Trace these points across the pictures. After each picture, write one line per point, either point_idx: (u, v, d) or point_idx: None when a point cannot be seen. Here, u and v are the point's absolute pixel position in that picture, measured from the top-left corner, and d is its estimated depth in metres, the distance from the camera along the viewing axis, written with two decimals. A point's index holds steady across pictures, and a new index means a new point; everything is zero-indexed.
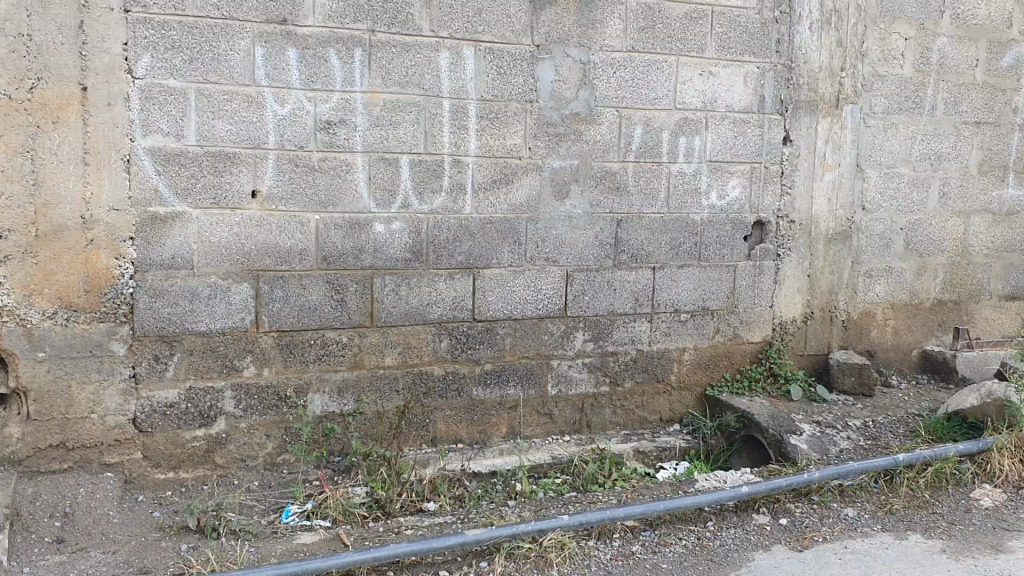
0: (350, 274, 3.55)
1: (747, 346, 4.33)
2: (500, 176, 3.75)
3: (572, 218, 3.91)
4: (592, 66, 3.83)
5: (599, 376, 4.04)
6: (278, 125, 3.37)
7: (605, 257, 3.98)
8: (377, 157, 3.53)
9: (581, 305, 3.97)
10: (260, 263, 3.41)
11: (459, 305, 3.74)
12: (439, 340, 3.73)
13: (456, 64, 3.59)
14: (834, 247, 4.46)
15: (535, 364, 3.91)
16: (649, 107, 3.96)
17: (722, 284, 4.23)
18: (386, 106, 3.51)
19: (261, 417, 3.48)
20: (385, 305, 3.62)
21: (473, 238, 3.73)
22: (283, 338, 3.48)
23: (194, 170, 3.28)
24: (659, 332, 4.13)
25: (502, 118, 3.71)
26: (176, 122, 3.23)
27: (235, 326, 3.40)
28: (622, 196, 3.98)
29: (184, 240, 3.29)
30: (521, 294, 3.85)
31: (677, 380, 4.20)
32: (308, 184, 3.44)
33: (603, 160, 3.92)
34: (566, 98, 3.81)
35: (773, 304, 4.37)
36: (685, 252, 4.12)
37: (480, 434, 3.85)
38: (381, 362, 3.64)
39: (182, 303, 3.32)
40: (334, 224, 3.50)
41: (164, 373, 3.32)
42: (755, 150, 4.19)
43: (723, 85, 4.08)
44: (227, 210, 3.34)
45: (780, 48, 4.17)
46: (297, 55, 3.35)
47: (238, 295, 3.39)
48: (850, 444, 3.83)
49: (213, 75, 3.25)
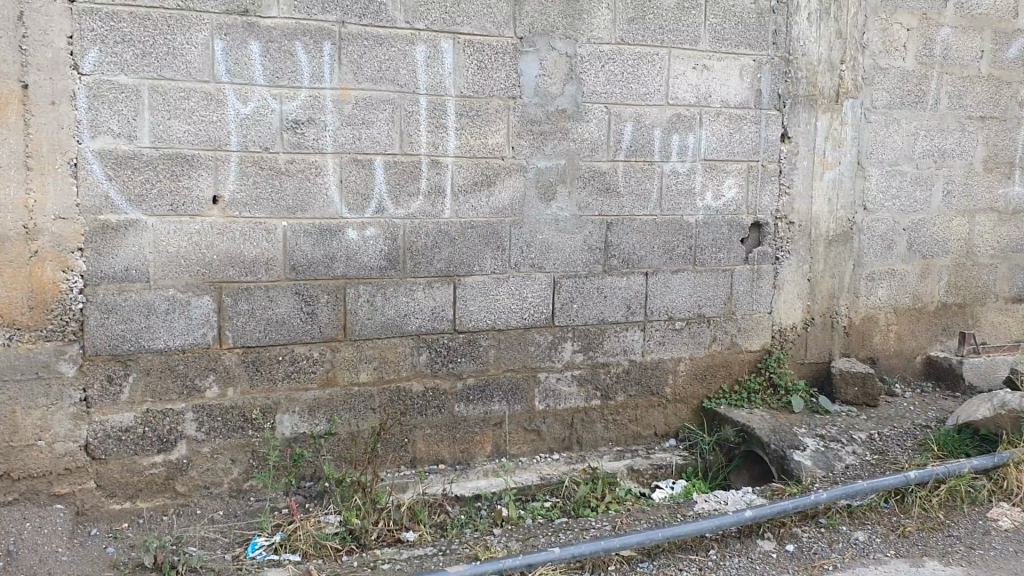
0: (321, 285, 3.30)
1: (744, 355, 4.10)
2: (482, 178, 3.50)
3: (559, 221, 3.66)
4: (579, 60, 3.59)
5: (589, 389, 3.80)
6: (240, 125, 3.11)
7: (594, 263, 3.74)
8: (349, 159, 3.28)
9: (570, 314, 3.72)
10: (223, 273, 3.15)
11: (439, 316, 3.49)
12: (418, 354, 3.48)
13: (433, 58, 3.34)
14: (834, 249, 4.24)
15: (521, 378, 3.66)
16: (640, 103, 3.72)
17: (718, 290, 3.99)
18: (358, 103, 3.26)
19: (226, 440, 3.22)
20: (360, 318, 3.37)
21: (454, 244, 3.49)
22: (249, 355, 3.22)
23: (149, 174, 3.02)
24: (652, 342, 3.90)
25: (483, 116, 3.46)
26: (128, 123, 2.96)
27: (196, 342, 3.14)
28: (612, 197, 3.74)
29: (139, 250, 3.03)
30: (505, 303, 3.60)
31: (672, 392, 3.97)
32: (274, 189, 3.19)
33: (592, 159, 3.68)
34: (552, 93, 3.57)
35: (772, 310, 4.14)
36: (679, 256, 3.89)
37: (463, 453, 3.60)
38: (355, 379, 3.39)
39: (137, 318, 3.05)
40: (303, 231, 3.24)
41: (118, 395, 3.06)
42: (751, 147, 3.96)
43: (718, 80, 3.85)
44: (186, 217, 3.08)
45: (777, 40, 3.94)
46: (260, 49, 3.09)
47: (199, 309, 3.13)
48: (856, 460, 3.61)
49: (168, 70, 2.99)
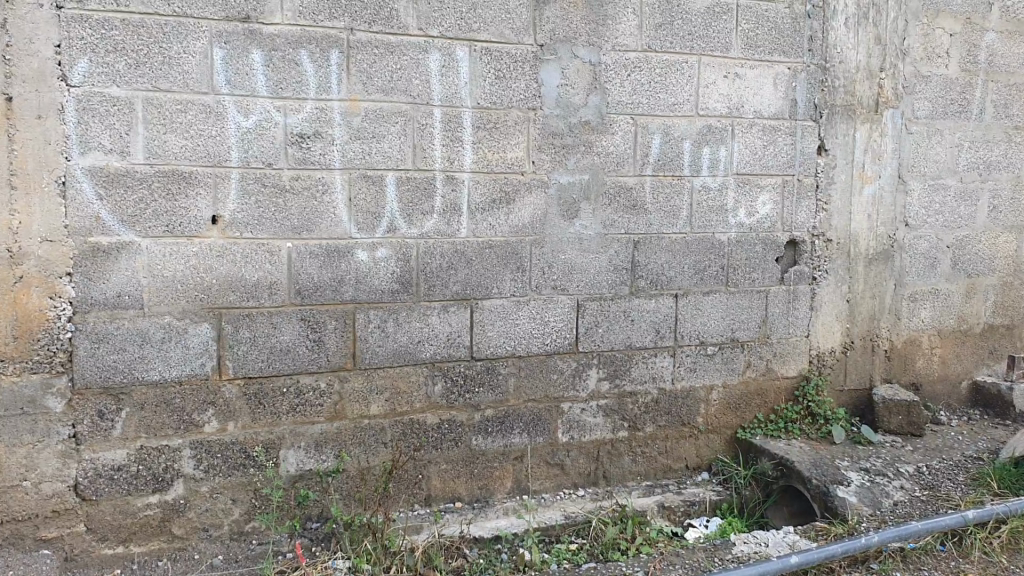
0: (329, 310, 3.07)
1: (780, 381, 3.85)
2: (500, 195, 3.27)
3: (582, 240, 3.42)
4: (603, 68, 3.36)
5: (616, 420, 3.55)
6: (241, 139, 2.90)
7: (620, 284, 3.50)
8: (359, 175, 3.06)
9: (595, 339, 3.48)
10: (222, 299, 2.93)
11: (455, 343, 3.26)
12: (433, 384, 3.24)
13: (447, 67, 3.13)
14: (875, 268, 3.98)
15: (543, 409, 3.42)
16: (669, 114, 3.49)
17: (752, 312, 3.74)
18: (368, 116, 3.04)
19: (226, 478, 2.98)
20: (370, 345, 3.14)
21: (470, 265, 3.25)
22: (251, 386, 2.99)
23: (143, 192, 2.80)
24: (683, 369, 3.65)
25: (501, 128, 3.23)
26: (120, 138, 2.75)
27: (193, 373, 2.92)
28: (639, 214, 3.50)
29: (132, 274, 2.81)
30: (526, 328, 3.36)
31: (704, 422, 3.71)
32: (278, 208, 2.97)
33: (617, 174, 3.44)
34: (575, 104, 3.34)
35: (809, 334, 3.89)
36: (711, 276, 3.64)
37: (481, 490, 3.35)
38: (365, 411, 3.16)
39: (130, 348, 2.83)
40: (309, 252, 3.02)
41: (110, 431, 2.83)
42: (786, 160, 3.73)
43: (751, 89, 3.62)
44: (183, 238, 2.86)
45: (812, 47, 3.71)
46: (262, 58, 2.89)
47: (197, 338, 2.91)
48: (904, 496, 3.34)
49: (164, 81, 2.78)
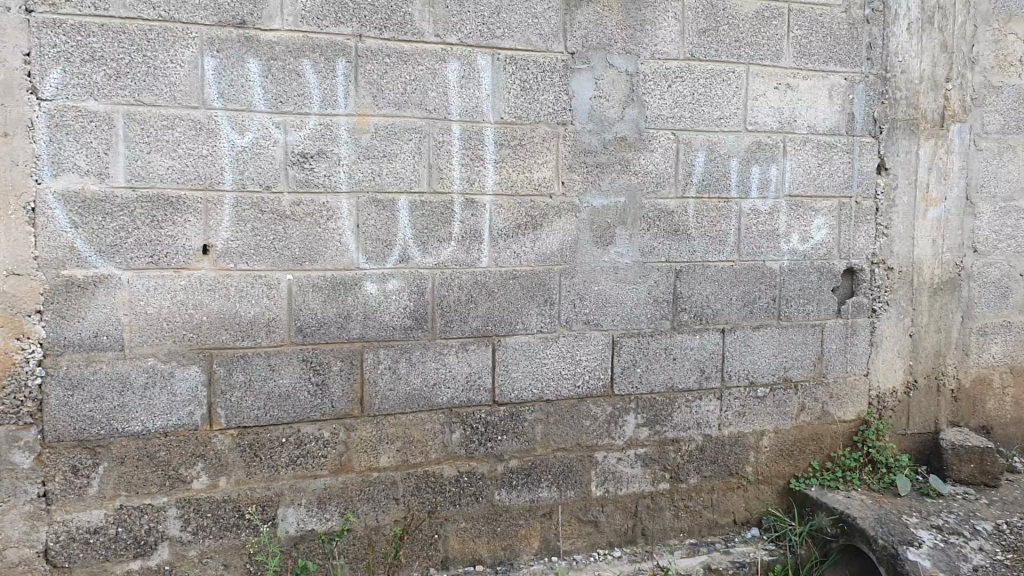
0: (334, 350, 2.73)
1: (836, 425, 3.47)
2: (526, 219, 2.93)
3: (618, 270, 3.07)
4: (641, 79, 3.02)
5: (656, 470, 3.18)
6: (236, 159, 2.58)
7: (660, 318, 3.14)
8: (368, 199, 2.73)
9: (632, 380, 3.12)
10: (214, 338, 2.60)
11: (475, 385, 2.91)
12: (450, 432, 2.89)
13: (468, 77, 2.80)
14: (940, 298, 3.59)
15: (574, 459, 3.05)
16: (713, 129, 3.15)
17: (806, 349, 3.38)
18: (378, 133, 2.72)
19: (217, 541, 2.64)
20: (380, 389, 2.80)
21: (493, 298, 2.91)
22: (245, 437, 2.65)
23: (124, 220, 2.48)
24: (729, 413, 3.28)
25: (528, 145, 2.90)
26: (98, 158, 2.45)
27: (181, 424, 2.58)
28: (682, 240, 3.14)
29: (111, 312, 2.49)
30: (555, 368, 3.01)
31: (752, 471, 3.34)
32: (277, 236, 2.64)
33: (657, 195, 3.09)
34: (610, 118, 3.00)
35: (868, 373, 3.51)
36: (761, 309, 3.29)
37: (505, 551, 2.98)
38: (375, 463, 2.81)
39: (108, 396, 2.51)
40: (312, 285, 2.69)
41: (85, 490, 2.50)
42: (843, 181, 3.37)
43: (805, 102, 3.27)
44: (170, 271, 2.54)
45: (872, 55, 3.35)
46: (259, 67, 2.57)
47: (185, 383, 2.58)
48: (984, 559, 2.93)
49: (148, 94, 2.48)
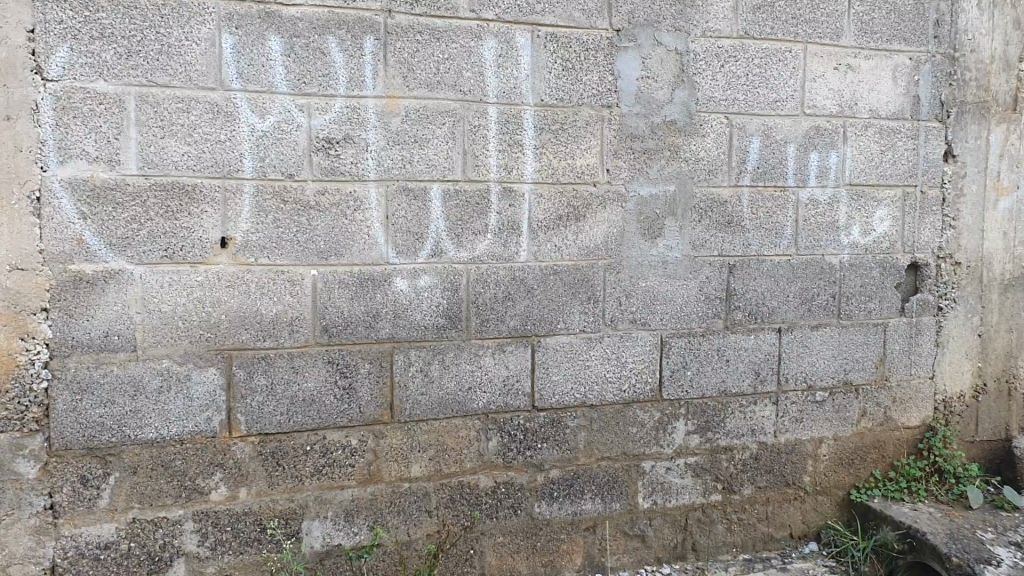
0: (362, 351, 2.54)
1: (900, 432, 3.23)
2: (568, 210, 2.71)
3: (667, 264, 2.85)
4: (691, 58, 2.80)
5: (707, 480, 2.95)
6: (256, 144, 2.39)
7: (712, 317, 2.91)
8: (398, 188, 2.53)
9: (681, 384, 2.89)
10: (233, 338, 2.41)
11: (513, 389, 2.70)
12: (487, 439, 2.68)
13: (506, 56, 2.59)
14: (1012, 296, 3.33)
15: (620, 468, 2.83)
16: (769, 112, 2.91)
17: (867, 350, 3.14)
18: (409, 116, 2.51)
19: (236, 557, 2.45)
20: (412, 393, 2.59)
21: (532, 294, 2.70)
22: (266, 445, 2.46)
23: (136, 210, 2.30)
24: (786, 419, 3.05)
25: (570, 130, 2.68)
26: (108, 143, 2.26)
27: (198, 431, 2.39)
28: (735, 232, 2.91)
29: (122, 309, 2.31)
30: (599, 371, 2.79)
31: (810, 482, 3.11)
32: (300, 228, 2.44)
33: (709, 184, 2.87)
34: (658, 101, 2.78)
35: (934, 375, 3.26)
36: (819, 307, 3.05)
37: (546, 568, 2.77)
38: (406, 473, 2.61)
39: (119, 400, 2.32)
40: (338, 281, 2.49)
41: (95, 502, 2.32)
42: (908, 168, 3.13)
43: (867, 83, 3.03)
44: (186, 266, 2.35)
45: (939, 33, 3.11)
46: (281, 45, 2.38)
47: (202, 387, 2.39)
48: None
49: (162, 74, 2.29)
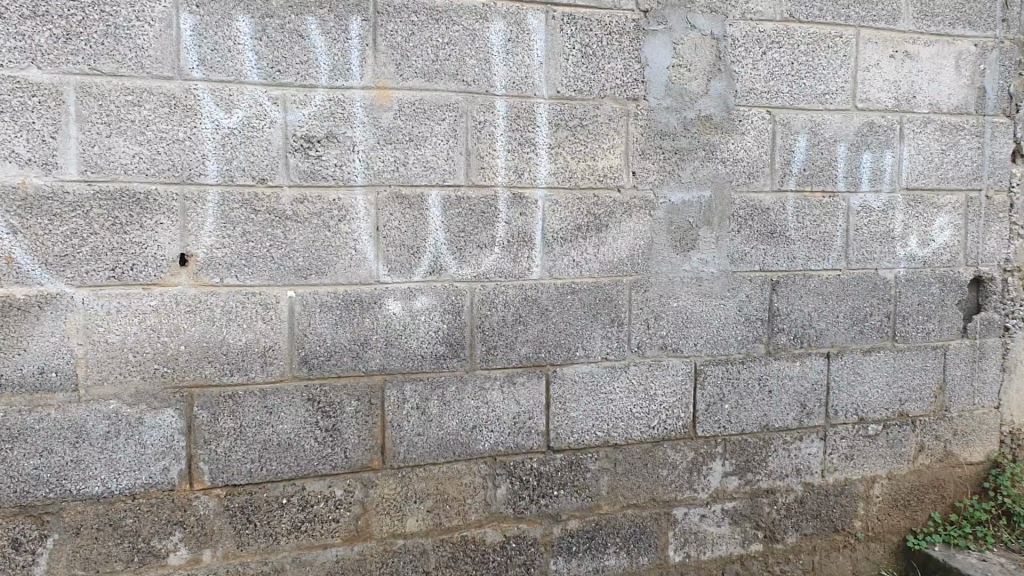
0: (347, 386, 2.16)
1: (962, 469, 2.85)
2: (588, 219, 2.34)
3: (701, 281, 2.47)
4: (730, 44, 2.43)
5: (746, 529, 2.58)
6: (221, 143, 2.02)
7: (752, 341, 2.54)
8: (390, 194, 2.16)
9: (717, 419, 2.52)
10: (194, 374, 2.04)
11: (525, 428, 2.33)
12: (494, 487, 2.31)
13: (516, 41, 2.22)
14: None
15: (648, 517, 2.46)
16: (817, 106, 2.54)
17: (926, 376, 2.76)
18: (403, 111, 2.15)
19: None
20: (406, 435, 2.22)
21: (546, 318, 2.32)
22: (235, 499, 2.09)
23: (77, 223, 1.93)
24: (835, 456, 2.67)
25: (591, 127, 2.31)
26: (42, 143, 1.89)
27: (153, 484, 2.02)
28: (778, 243, 2.53)
29: (61, 341, 1.94)
30: (624, 405, 2.42)
31: (861, 527, 2.73)
32: (274, 242, 2.07)
33: (749, 188, 2.50)
34: (690, 93, 2.41)
35: (999, 404, 2.88)
36: (873, 328, 2.68)
37: None
38: (399, 529, 2.24)
39: (58, 449, 1.95)
40: (320, 304, 2.12)
41: (29, 570, 1.95)
42: (973, 169, 2.74)
43: (926, 73, 2.66)
44: (138, 288, 1.98)
45: (1008, 16, 2.73)
46: (251, 26, 2.01)
47: (158, 432, 2.02)
48: None
49: (107, 60, 1.92)
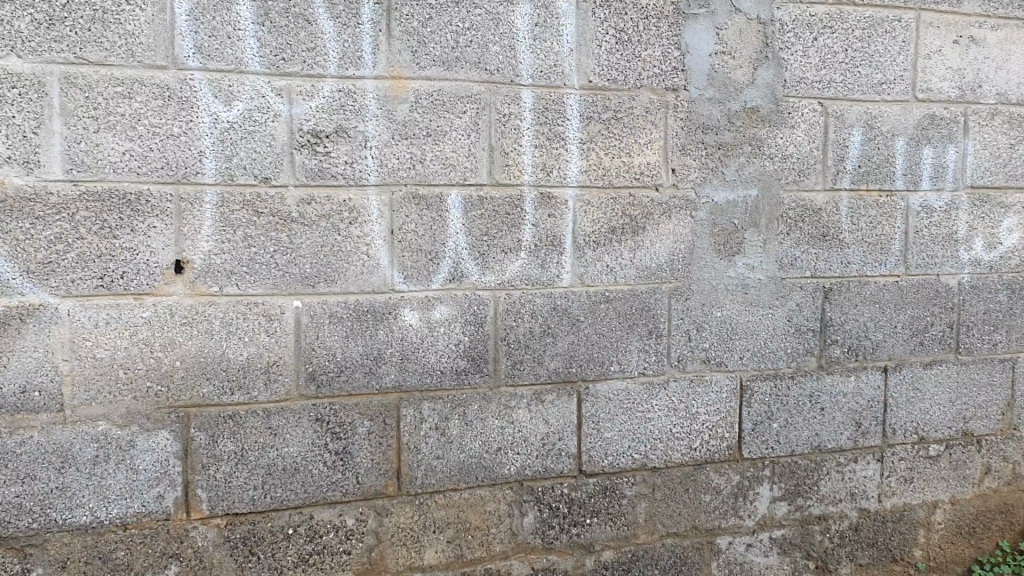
0: (360, 405, 1.97)
1: None
2: (623, 221, 2.14)
3: (747, 288, 2.26)
4: (778, 28, 2.21)
5: (797, 559, 2.36)
6: (220, 139, 1.84)
7: (803, 355, 2.32)
8: (406, 195, 1.96)
9: (764, 440, 2.30)
10: (192, 392, 1.86)
11: (554, 450, 2.12)
12: (521, 514, 2.11)
13: (544, 26, 2.02)
14: None
15: (689, 547, 2.25)
16: (873, 97, 2.32)
17: (993, 392, 2.52)
18: (420, 103, 1.95)
19: None
20: (425, 458, 2.03)
21: (578, 329, 2.12)
22: (237, 529, 1.91)
23: (62, 226, 1.75)
24: (893, 480, 2.45)
25: (626, 121, 2.11)
26: (23, 139, 1.72)
27: (147, 513, 1.85)
28: (831, 247, 2.32)
29: (44, 357, 1.77)
30: (662, 424, 2.21)
31: (922, 556, 2.50)
32: (278, 247, 1.89)
33: (799, 187, 2.28)
34: (734, 83, 2.20)
35: None
36: (934, 340, 2.45)
37: None
38: (417, 561, 2.05)
39: (42, 475, 1.77)
40: (330, 315, 1.94)
41: None
42: None
43: (993, 60, 2.42)
44: (129, 299, 1.81)
45: None
46: (252, 10, 1.83)
47: (151, 456, 1.84)
48: None
49: (95, 48, 1.74)
